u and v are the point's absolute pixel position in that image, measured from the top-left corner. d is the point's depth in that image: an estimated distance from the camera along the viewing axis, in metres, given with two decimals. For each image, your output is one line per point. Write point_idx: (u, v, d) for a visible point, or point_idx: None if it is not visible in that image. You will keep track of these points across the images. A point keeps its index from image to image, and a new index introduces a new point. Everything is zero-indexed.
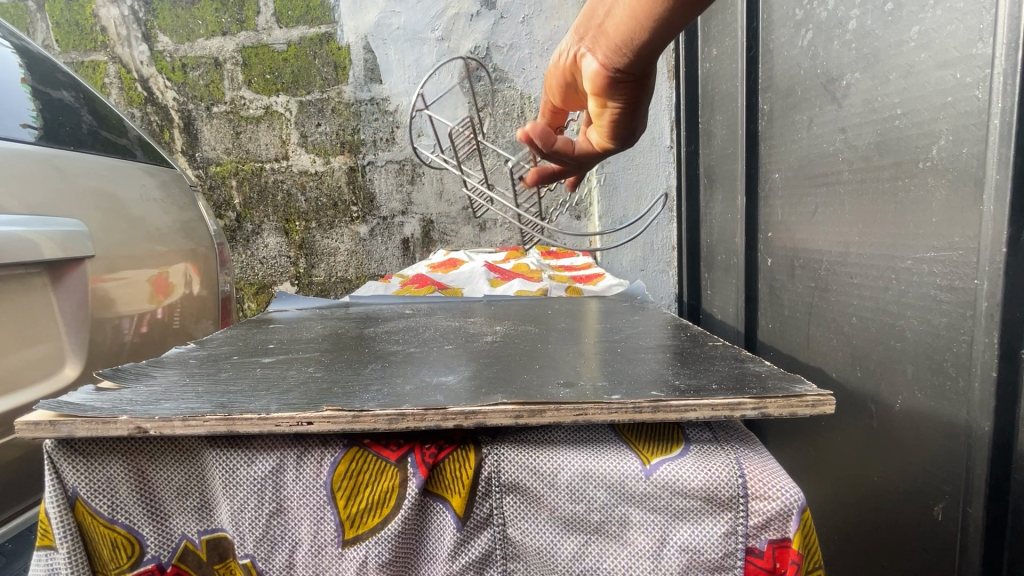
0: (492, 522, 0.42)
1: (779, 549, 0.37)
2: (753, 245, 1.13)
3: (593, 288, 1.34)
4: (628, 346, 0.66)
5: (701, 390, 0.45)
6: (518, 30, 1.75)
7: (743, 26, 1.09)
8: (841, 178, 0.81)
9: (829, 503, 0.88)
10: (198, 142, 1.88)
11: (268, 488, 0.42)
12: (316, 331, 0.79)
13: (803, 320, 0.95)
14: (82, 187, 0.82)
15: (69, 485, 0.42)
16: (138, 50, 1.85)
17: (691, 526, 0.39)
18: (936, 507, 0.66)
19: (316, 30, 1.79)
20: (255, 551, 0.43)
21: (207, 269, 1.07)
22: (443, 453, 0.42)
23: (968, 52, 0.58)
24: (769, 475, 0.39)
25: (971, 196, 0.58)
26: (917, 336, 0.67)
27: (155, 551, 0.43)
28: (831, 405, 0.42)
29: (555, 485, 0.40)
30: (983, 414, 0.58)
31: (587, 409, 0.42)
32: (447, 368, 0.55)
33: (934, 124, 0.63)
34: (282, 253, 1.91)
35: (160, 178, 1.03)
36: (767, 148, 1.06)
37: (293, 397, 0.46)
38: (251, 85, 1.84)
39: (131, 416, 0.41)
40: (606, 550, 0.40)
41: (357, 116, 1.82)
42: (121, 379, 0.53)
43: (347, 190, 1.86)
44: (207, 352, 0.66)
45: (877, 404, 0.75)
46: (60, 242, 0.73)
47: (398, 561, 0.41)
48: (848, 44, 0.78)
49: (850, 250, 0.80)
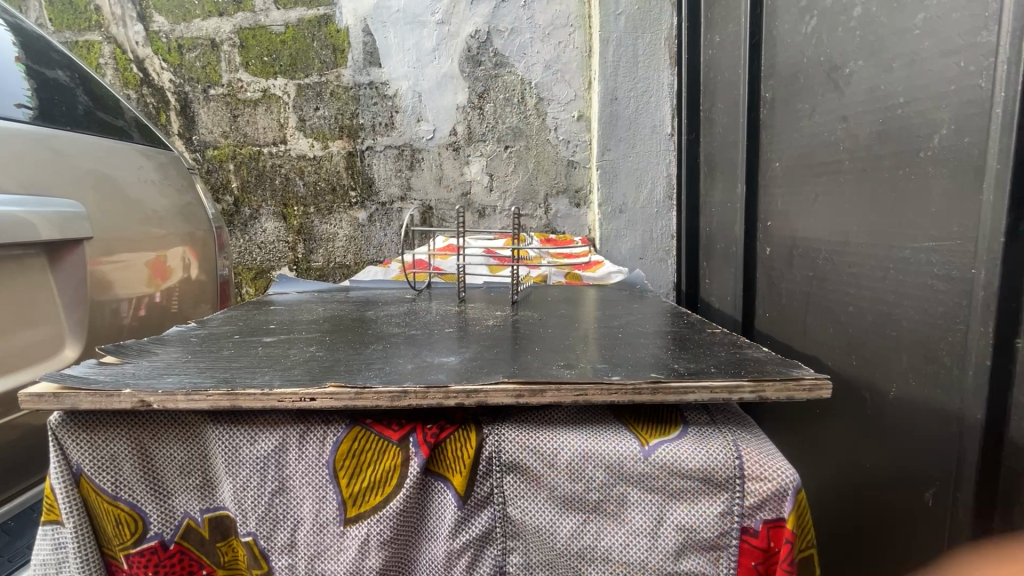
0: (492, 501, 0.42)
1: (773, 529, 0.38)
2: (753, 234, 1.13)
3: (592, 275, 1.34)
4: (626, 331, 0.67)
5: (700, 373, 0.45)
6: (519, 15, 1.66)
7: (747, 14, 1.09)
8: (842, 167, 0.81)
9: (822, 490, 0.89)
10: (194, 126, 1.82)
11: (271, 467, 0.43)
12: (316, 313, 0.79)
13: (800, 308, 0.95)
14: (80, 169, 0.81)
15: (73, 462, 0.42)
16: (133, 30, 1.81)
17: (688, 505, 0.40)
18: (927, 494, 0.67)
19: (314, 12, 1.74)
20: (257, 529, 0.43)
21: (205, 253, 1.07)
22: (444, 433, 0.42)
23: (974, 40, 0.58)
24: (765, 457, 0.39)
25: (972, 187, 0.58)
26: (913, 325, 0.68)
27: (158, 528, 0.44)
28: (828, 390, 0.42)
29: (555, 465, 0.41)
30: (977, 403, 0.59)
31: (587, 389, 0.42)
32: (447, 349, 0.56)
33: (936, 113, 0.63)
34: (280, 238, 1.84)
35: (158, 160, 1.02)
36: (770, 136, 1.05)
37: (296, 373, 0.46)
38: (249, 67, 1.78)
39: (134, 389, 0.41)
40: (603, 529, 0.41)
41: (356, 100, 1.76)
42: (123, 354, 0.54)
43: (345, 174, 1.79)
44: (208, 331, 0.66)
45: (872, 392, 0.76)
46: (58, 224, 0.72)
47: (399, 540, 0.42)
48: (853, 31, 0.78)
49: (850, 240, 0.80)
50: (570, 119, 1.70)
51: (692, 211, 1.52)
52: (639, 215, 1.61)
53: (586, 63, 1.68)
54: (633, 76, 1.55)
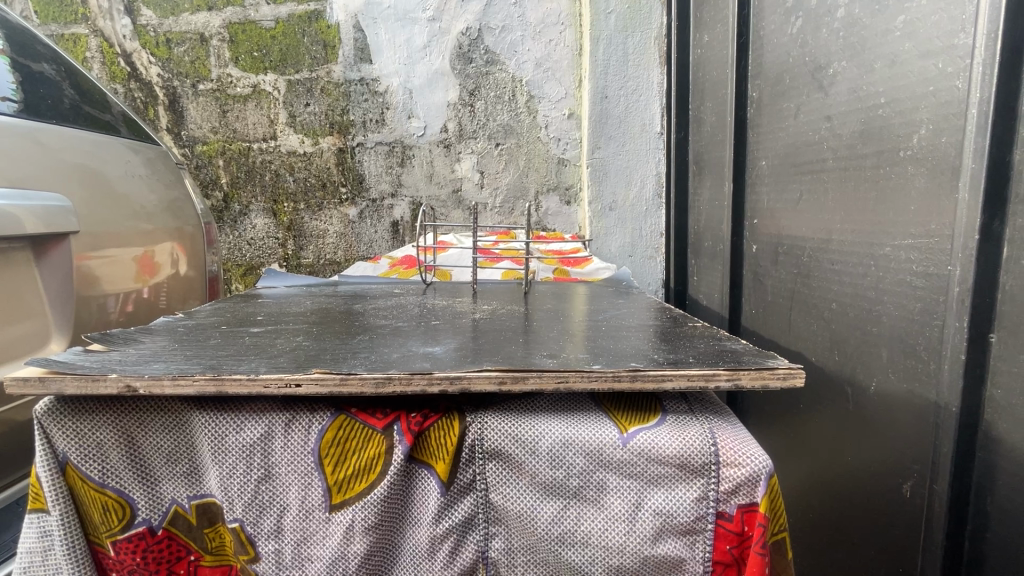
0: (475, 488, 0.43)
1: (747, 513, 0.40)
2: (739, 232, 1.15)
3: (581, 271, 1.35)
4: (612, 325, 0.68)
5: (679, 363, 0.46)
6: (510, 12, 1.67)
7: (735, 13, 1.11)
8: (825, 166, 0.83)
9: (805, 483, 0.91)
10: (183, 121, 1.80)
11: (256, 454, 0.43)
12: (304, 307, 0.79)
13: (785, 304, 0.97)
14: (66, 162, 0.81)
15: (59, 450, 0.43)
16: (120, 24, 1.79)
17: (665, 491, 0.41)
18: (904, 485, 0.68)
19: (305, 7, 1.73)
20: (244, 516, 0.44)
21: (194, 248, 1.07)
22: (428, 421, 0.43)
23: (952, 42, 0.59)
24: (740, 444, 0.41)
25: (948, 185, 0.60)
26: (892, 320, 0.70)
27: (145, 514, 0.44)
28: (801, 379, 0.43)
29: (536, 452, 0.42)
30: (952, 395, 0.60)
31: (568, 377, 0.43)
32: (434, 340, 0.56)
33: (915, 113, 0.65)
34: (270, 234, 1.83)
35: (145, 155, 1.02)
36: (756, 135, 1.07)
37: (282, 362, 0.47)
38: (239, 62, 1.77)
39: (121, 375, 0.42)
40: (583, 515, 0.42)
41: (347, 97, 1.75)
42: (109, 343, 0.54)
43: (335, 170, 1.78)
44: (195, 322, 0.66)
45: (853, 386, 0.77)
46: (43, 218, 0.72)
47: (383, 527, 0.42)
48: (836, 32, 0.80)
49: (832, 236, 0.82)
50: (560, 117, 1.70)
51: (681, 209, 1.53)
52: (628, 212, 1.62)
53: (577, 62, 1.69)
54: (623, 75, 1.57)
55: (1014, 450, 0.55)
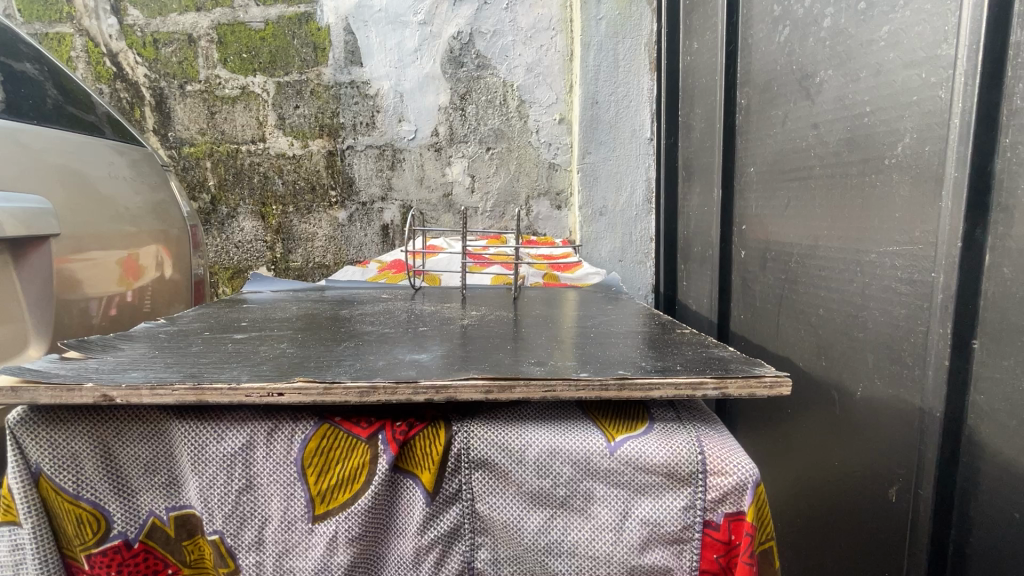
0: (460, 498, 0.42)
1: (734, 522, 0.39)
2: (728, 237, 1.16)
3: (571, 276, 1.35)
4: (601, 331, 0.67)
5: (666, 371, 0.46)
6: (501, 17, 1.67)
7: (724, 21, 1.12)
8: (813, 173, 0.84)
9: (794, 488, 0.91)
10: (170, 122, 1.78)
11: (237, 465, 0.42)
12: (290, 312, 0.78)
13: (772, 310, 0.97)
14: (48, 164, 0.79)
15: (32, 461, 0.41)
16: (106, 23, 1.76)
17: (652, 500, 0.41)
18: (890, 489, 0.69)
19: (295, 9, 1.72)
20: (224, 528, 0.43)
21: (179, 251, 1.05)
22: (413, 430, 0.43)
23: (934, 52, 0.60)
24: (727, 453, 0.41)
25: (931, 193, 0.61)
26: (878, 326, 0.70)
27: (122, 527, 0.43)
28: (787, 386, 0.43)
29: (523, 461, 0.41)
30: (937, 400, 0.61)
31: (555, 385, 0.43)
32: (421, 347, 0.56)
33: (899, 122, 0.66)
34: (258, 237, 1.81)
35: (130, 156, 1.00)
36: (744, 142, 1.07)
37: (265, 369, 0.46)
38: (227, 64, 1.76)
39: (97, 383, 0.41)
40: (570, 524, 0.41)
41: (337, 99, 1.74)
42: (86, 350, 0.53)
43: (325, 173, 1.77)
44: (177, 328, 0.65)
45: (840, 391, 0.78)
46: (23, 220, 0.70)
47: (367, 538, 0.42)
48: (823, 41, 0.81)
49: (819, 243, 0.82)
50: (551, 122, 1.71)
51: (670, 215, 1.54)
52: (618, 217, 1.62)
53: (567, 67, 1.69)
54: (613, 81, 1.58)
55: (997, 454, 0.55)
